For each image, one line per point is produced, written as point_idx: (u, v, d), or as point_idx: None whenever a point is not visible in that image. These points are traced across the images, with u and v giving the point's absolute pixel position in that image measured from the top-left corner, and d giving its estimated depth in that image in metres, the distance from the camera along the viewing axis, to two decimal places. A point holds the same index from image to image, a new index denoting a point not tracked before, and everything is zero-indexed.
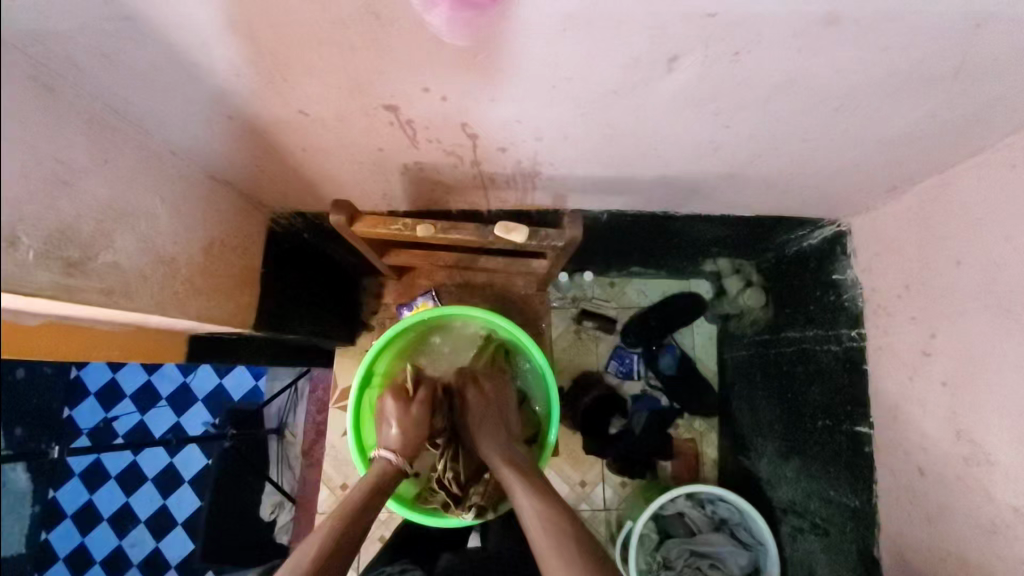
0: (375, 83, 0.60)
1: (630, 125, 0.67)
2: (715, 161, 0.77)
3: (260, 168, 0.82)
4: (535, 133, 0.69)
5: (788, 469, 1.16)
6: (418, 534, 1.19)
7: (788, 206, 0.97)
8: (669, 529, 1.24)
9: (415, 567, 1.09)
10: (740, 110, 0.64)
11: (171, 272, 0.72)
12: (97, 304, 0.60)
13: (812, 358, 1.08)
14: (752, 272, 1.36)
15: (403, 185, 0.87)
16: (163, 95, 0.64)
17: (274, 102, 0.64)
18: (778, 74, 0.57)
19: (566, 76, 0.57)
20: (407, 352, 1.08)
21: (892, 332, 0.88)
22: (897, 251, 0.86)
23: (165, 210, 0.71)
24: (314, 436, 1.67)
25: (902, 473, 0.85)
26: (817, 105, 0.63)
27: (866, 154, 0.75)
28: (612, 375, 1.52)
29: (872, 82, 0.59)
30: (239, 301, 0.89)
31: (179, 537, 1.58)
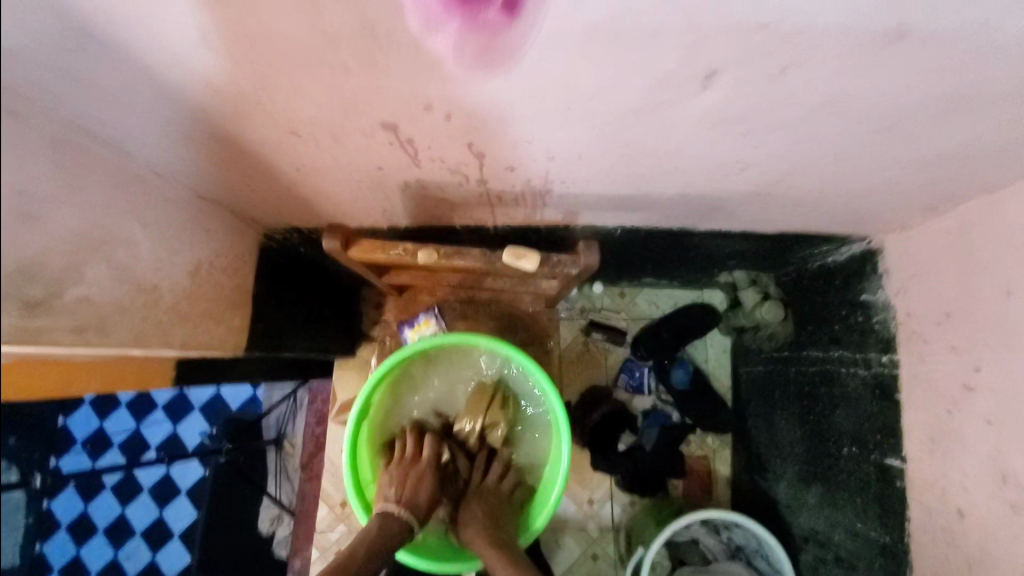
0: (371, 102, 0.54)
1: (652, 145, 0.61)
2: (742, 181, 0.71)
3: (250, 186, 0.77)
4: (547, 153, 0.64)
5: (810, 495, 1.10)
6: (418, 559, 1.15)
7: (817, 223, 0.90)
8: (683, 556, 1.19)
9: None
10: (774, 130, 0.57)
11: (152, 302, 0.66)
12: (66, 345, 0.54)
13: (837, 381, 1.02)
14: (769, 284, 1.29)
15: (403, 202, 0.81)
16: (138, 114, 0.58)
17: (261, 121, 0.59)
18: (823, 92, 0.50)
19: (585, 95, 0.51)
20: (406, 383, 1.02)
21: (929, 361, 0.81)
22: (937, 275, 0.80)
23: (145, 235, 0.65)
24: (314, 448, 1.54)
25: (939, 514, 0.79)
26: (862, 124, 0.57)
27: (909, 174, 0.69)
28: (622, 389, 1.46)
29: (929, 101, 0.52)
30: (229, 325, 0.83)
31: (176, 549, 1.56)
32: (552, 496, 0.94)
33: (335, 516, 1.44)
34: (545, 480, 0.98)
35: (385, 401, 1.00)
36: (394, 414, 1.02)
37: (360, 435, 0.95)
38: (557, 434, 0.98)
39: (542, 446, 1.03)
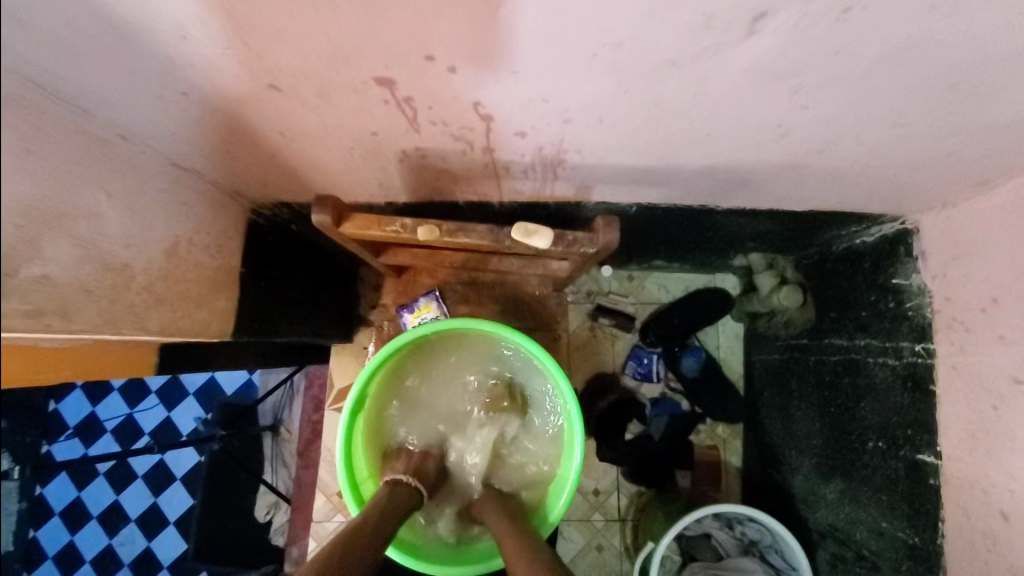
0: (363, 50, 0.46)
1: (682, 106, 0.54)
2: (779, 149, 0.64)
3: (232, 155, 0.69)
4: (562, 116, 0.56)
5: (829, 490, 1.05)
6: None
7: (851, 200, 0.83)
8: (694, 551, 1.14)
9: None
10: (826, 88, 0.50)
11: (123, 282, 0.60)
12: (21, 330, 0.48)
13: (863, 372, 0.96)
14: (787, 267, 1.23)
15: (402, 173, 0.74)
16: (94, 64, 0.50)
17: (239, 74, 0.51)
18: (893, 39, 0.43)
19: (614, 41, 0.44)
20: (403, 372, 0.95)
21: (973, 351, 0.75)
22: (984, 258, 0.73)
23: (114, 207, 0.59)
24: (309, 436, 1.57)
25: (981, 516, 0.74)
26: (928, 82, 0.49)
27: (965, 143, 0.62)
28: (629, 377, 1.39)
29: (1013, 54, 0.45)
30: (213, 308, 0.76)
31: (172, 535, 1.47)
32: (561, 501, 0.86)
33: None
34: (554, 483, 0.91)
35: (383, 388, 0.93)
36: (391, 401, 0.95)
37: (355, 421, 0.89)
38: (568, 432, 0.91)
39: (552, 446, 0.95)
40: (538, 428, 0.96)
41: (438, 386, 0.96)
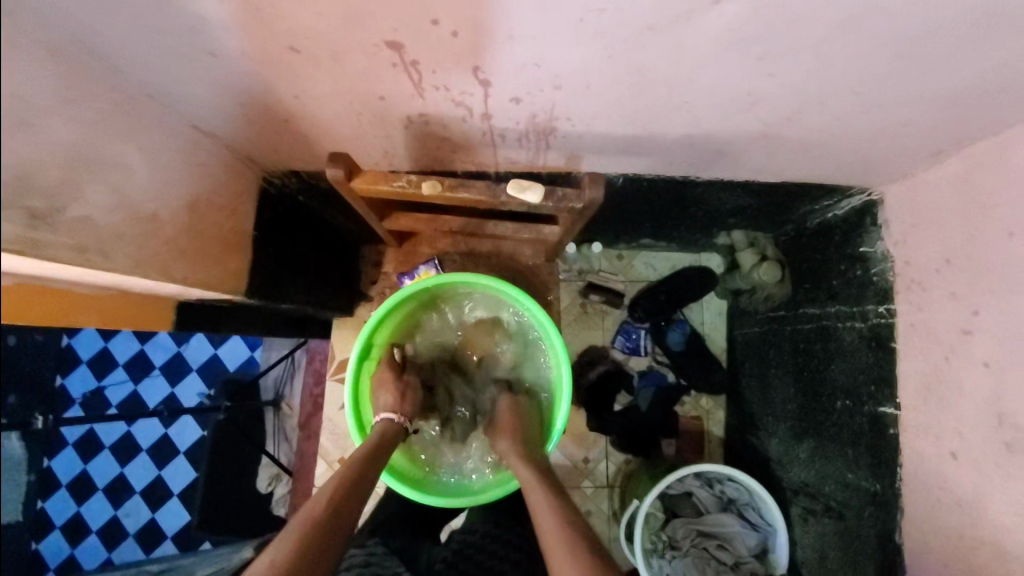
0: (376, 14, 0.52)
1: (660, 72, 0.60)
2: (752, 117, 0.70)
3: (248, 118, 0.75)
4: (553, 81, 0.63)
5: (801, 450, 1.12)
6: (416, 512, 1.17)
7: (821, 171, 0.90)
8: (675, 508, 1.21)
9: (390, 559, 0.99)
10: (787, 55, 0.57)
11: (152, 230, 0.65)
12: (65, 261, 0.53)
13: (833, 336, 1.03)
14: (767, 245, 1.28)
15: (405, 141, 0.79)
16: (133, 27, 0.55)
17: (265, 35, 0.57)
18: (841, 6, 0.49)
19: (597, 8, 0.50)
20: (405, 324, 1.01)
21: (927, 308, 0.82)
22: (938, 222, 0.80)
23: (144, 161, 0.64)
24: (311, 410, 1.56)
25: (933, 458, 0.80)
26: (876, 48, 0.56)
27: (918, 111, 0.68)
28: (618, 350, 1.46)
29: (942, 21, 0.51)
30: (228, 266, 0.82)
31: (174, 506, 1.61)
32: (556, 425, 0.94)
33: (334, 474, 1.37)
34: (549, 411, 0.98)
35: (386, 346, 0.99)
36: None
37: (359, 378, 0.94)
38: (556, 361, 0.97)
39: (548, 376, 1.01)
40: (529, 362, 1.02)
41: (436, 335, 1.05)
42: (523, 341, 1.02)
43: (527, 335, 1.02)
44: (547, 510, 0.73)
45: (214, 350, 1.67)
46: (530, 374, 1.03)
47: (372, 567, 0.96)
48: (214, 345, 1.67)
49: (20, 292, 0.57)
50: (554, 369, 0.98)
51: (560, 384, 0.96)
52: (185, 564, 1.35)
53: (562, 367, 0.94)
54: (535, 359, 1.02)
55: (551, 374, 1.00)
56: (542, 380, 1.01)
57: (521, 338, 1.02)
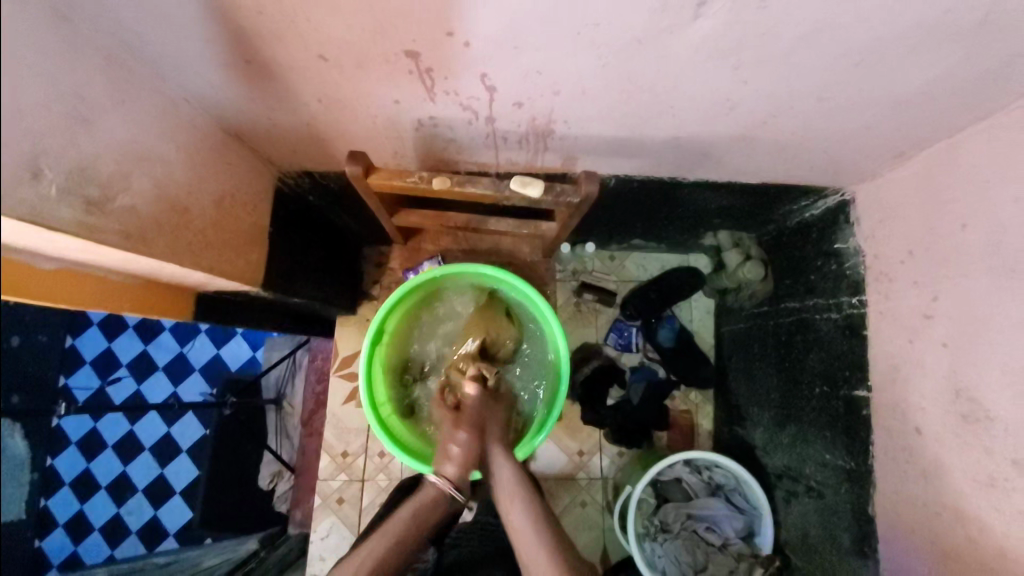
0: (397, 27, 0.59)
1: (648, 81, 0.68)
2: (730, 122, 0.78)
3: (271, 121, 0.81)
4: (552, 87, 0.70)
5: (784, 436, 1.19)
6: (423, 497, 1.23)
7: (796, 173, 0.97)
8: (666, 493, 1.27)
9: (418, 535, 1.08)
10: (759, 65, 0.64)
11: (185, 221, 0.71)
12: (116, 247, 0.59)
13: (811, 327, 1.11)
14: (751, 246, 1.36)
15: (415, 142, 0.86)
16: (179, 39, 0.62)
17: (294, 45, 0.63)
18: (803, 22, 0.57)
19: (593, 23, 0.57)
20: (413, 312, 1.07)
21: (894, 297, 0.89)
22: (900, 218, 0.88)
23: (179, 157, 0.70)
24: (313, 406, 1.54)
25: (900, 434, 0.87)
26: (838, 58, 0.63)
27: (879, 115, 0.76)
28: (611, 347, 1.52)
29: (892, 36, 0.59)
30: (249, 259, 0.87)
31: (177, 503, 1.63)
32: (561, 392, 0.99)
33: (336, 466, 1.39)
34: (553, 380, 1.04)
35: (395, 333, 1.05)
36: (402, 344, 1.08)
37: (372, 361, 1.00)
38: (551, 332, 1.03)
39: (547, 358, 1.07)
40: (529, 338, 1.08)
41: (441, 325, 1.10)
42: (524, 318, 1.08)
43: (523, 314, 1.08)
44: (529, 535, 0.81)
45: (216, 350, 1.72)
46: (528, 356, 1.09)
47: None
48: (216, 346, 1.72)
49: (59, 279, 0.63)
50: (550, 342, 1.04)
51: (562, 355, 1.01)
52: (192, 556, 1.36)
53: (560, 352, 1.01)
54: (533, 343, 1.09)
55: (549, 346, 1.06)
56: (540, 361, 1.08)
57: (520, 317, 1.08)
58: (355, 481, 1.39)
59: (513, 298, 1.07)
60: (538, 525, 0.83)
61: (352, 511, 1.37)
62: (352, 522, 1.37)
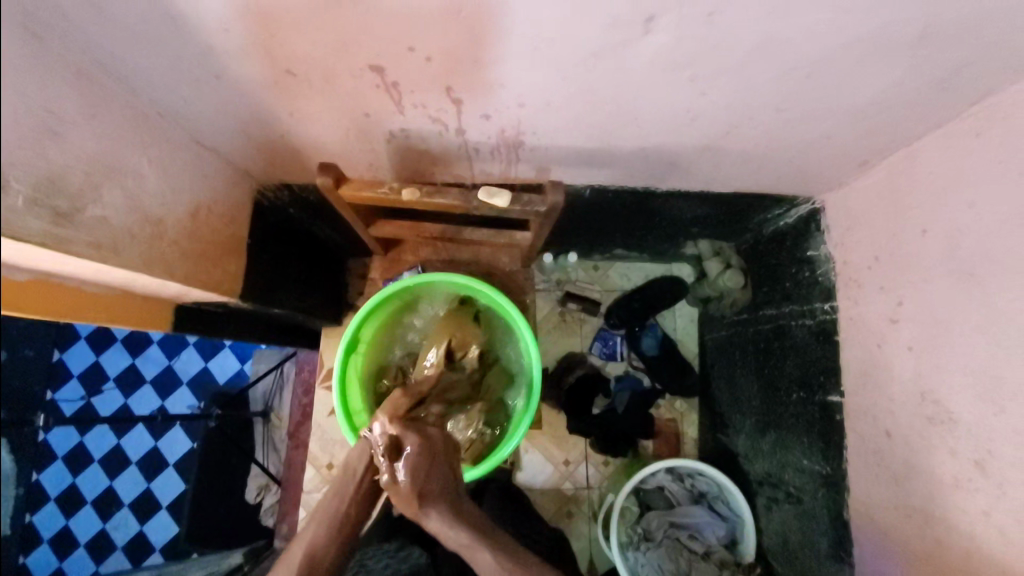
0: (361, 42, 0.61)
1: (609, 92, 0.70)
2: (694, 132, 0.80)
3: (247, 133, 0.83)
4: (517, 99, 0.71)
5: (764, 442, 1.19)
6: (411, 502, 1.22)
7: (766, 181, 0.99)
8: (649, 501, 1.27)
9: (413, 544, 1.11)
10: (715, 76, 0.66)
11: (159, 232, 0.72)
12: (86, 257, 0.60)
13: (787, 334, 1.12)
14: (731, 255, 1.37)
15: (389, 154, 0.88)
16: (149, 53, 0.64)
17: (263, 60, 0.65)
18: (750, 36, 0.59)
19: (548, 37, 0.59)
20: (392, 321, 1.10)
21: (863, 303, 0.90)
22: (866, 226, 0.90)
23: (152, 170, 0.71)
24: (299, 418, 1.57)
25: (872, 438, 0.88)
26: (789, 70, 0.65)
27: (838, 125, 0.78)
28: (595, 356, 1.52)
29: (838, 49, 0.61)
30: (226, 269, 0.88)
31: (164, 518, 1.57)
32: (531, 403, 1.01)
33: (321, 478, 1.39)
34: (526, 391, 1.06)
35: (372, 341, 1.08)
36: (378, 353, 1.10)
37: (347, 370, 1.03)
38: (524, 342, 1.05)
39: (520, 362, 1.10)
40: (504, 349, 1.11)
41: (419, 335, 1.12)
42: (500, 330, 1.10)
43: (498, 326, 1.10)
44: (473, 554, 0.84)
45: (204, 363, 1.70)
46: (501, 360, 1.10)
47: (391, 551, 1.08)
48: (204, 359, 1.70)
49: (33, 290, 0.62)
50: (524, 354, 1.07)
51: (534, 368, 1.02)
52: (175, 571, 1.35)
53: (531, 355, 1.04)
54: (507, 350, 1.11)
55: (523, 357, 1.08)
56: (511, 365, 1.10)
57: (496, 329, 1.11)
58: None
59: (488, 310, 1.10)
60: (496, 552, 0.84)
61: None
62: None
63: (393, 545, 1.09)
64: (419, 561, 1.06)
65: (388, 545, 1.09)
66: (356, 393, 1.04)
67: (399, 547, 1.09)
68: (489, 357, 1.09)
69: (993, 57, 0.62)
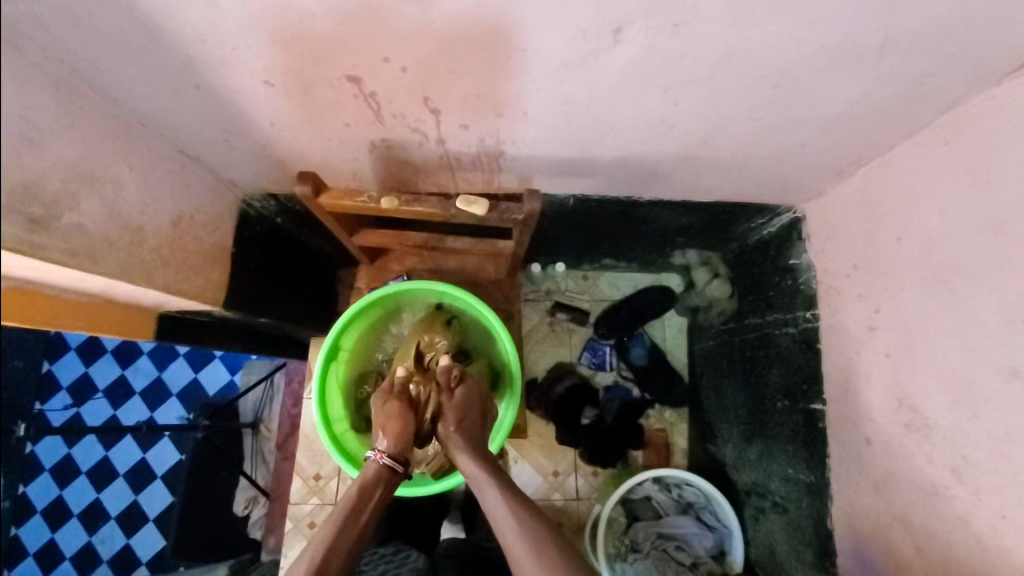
0: (337, 53, 0.62)
1: (585, 101, 0.71)
2: (671, 141, 0.81)
3: (230, 143, 0.84)
4: (494, 109, 0.73)
5: (751, 452, 1.19)
6: (405, 511, 1.22)
7: (746, 191, 1.00)
8: (637, 512, 1.26)
9: (410, 549, 1.09)
10: (686, 87, 0.68)
11: (139, 241, 0.72)
12: (62, 264, 0.60)
13: (772, 342, 1.12)
14: (719, 264, 1.37)
15: (371, 163, 0.89)
16: (129, 63, 0.65)
17: (242, 70, 0.66)
18: (717, 47, 0.60)
19: (521, 48, 0.60)
20: (373, 330, 1.11)
21: (843, 310, 0.91)
22: (844, 234, 0.91)
23: (132, 178, 0.72)
24: (287, 431, 1.54)
25: (853, 445, 0.88)
26: (758, 81, 0.66)
27: (811, 135, 0.79)
28: (584, 366, 1.52)
29: (804, 58, 0.62)
30: (207, 277, 0.89)
31: (151, 531, 1.51)
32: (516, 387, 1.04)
33: (308, 489, 1.38)
34: (507, 378, 1.08)
35: (352, 350, 1.09)
36: (359, 360, 1.11)
37: (327, 379, 1.04)
38: (498, 334, 1.08)
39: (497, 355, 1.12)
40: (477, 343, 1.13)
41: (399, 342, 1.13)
42: (473, 326, 1.13)
43: (471, 324, 1.13)
44: (504, 510, 0.80)
45: (194, 374, 1.63)
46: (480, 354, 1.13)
47: (387, 555, 1.05)
48: (194, 370, 1.63)
49: (8, 295, 0.57)
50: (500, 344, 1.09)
51: (512, 355, 1.04)
52: None
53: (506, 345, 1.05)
54: (481, 345, 1.13)
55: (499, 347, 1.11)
56: (490, 356, 1.12)
57: (470, 328, 1.13)
58: (327, 505, 1.38)
59: (460, 311, 1.12)
60: (516, 515, 0.79)
61: None
62: None
63: (388, 549, 1.07)
64: (417, 565, 1.02)
65: (383, 549, 1.08)
66: (336, 405, 1.05)
67: (395, 552, 1.06)
68: (466, 352, 1.11)
69: (954, 66, 0.63)
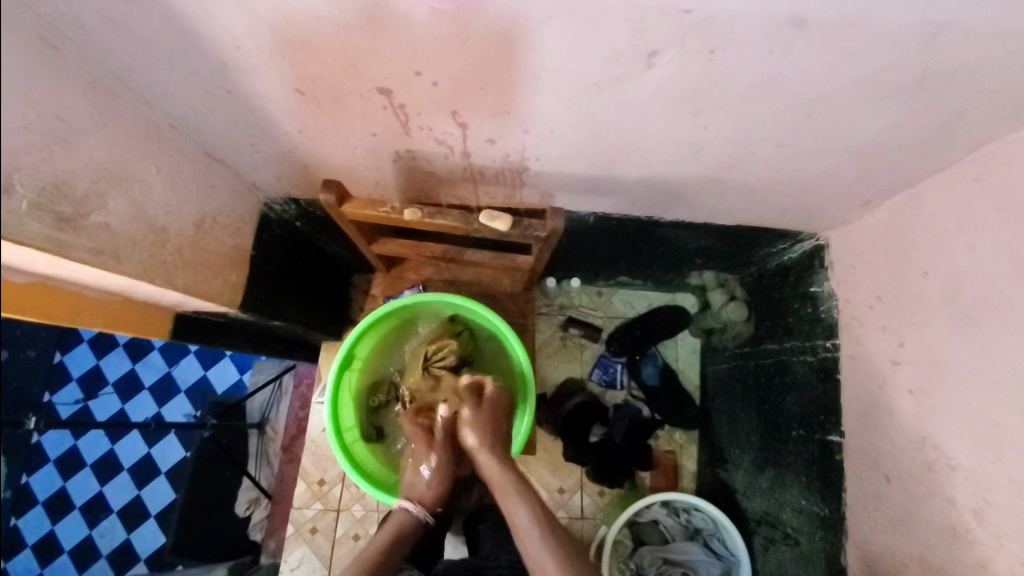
0: (371, 67, 0.63)
1: (612, 122, 0.70)
2: (698, 163, 0.80)
3: (256, 147, 0.84)
4: (521, 126, 0.72)
5: (763, 480, 1.17)
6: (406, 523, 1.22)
7: (770, 215, 0.99)
8: (643, 536, 1.24)
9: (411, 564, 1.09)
10: (717, 111, 0.67)
11: (161, 241, 0.73)
12: (88, 263, 0.60)
13: (789, 369, 1.10)
14: (736, 286, 1.36)
15: (395, 173, 0.89)
16: (163, 66, 0.65)
17: (276, 78, 0.67)
18: (754, 73, 0.60)
19: (552, 68, 0.60)
20: (386, 340, 1.11)
21: (865, 342, 0.89)
22: (869, 265, 0.89)
23: (159, 179, 0.73)
24: (293, 433, 1.59)
25: (870, 481, 0.86)
26: (789, 109, 0.66)
27: (839, 164, 0.78)
28: (595, 383, 1.50)
29: (839, 87, 0.62)
30: (227, 279, 0.89)
31: (150, 530, 1.44)
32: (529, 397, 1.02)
33: (312, 494, 1.38)
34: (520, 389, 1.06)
35: (366, 359, 1.09)
36: (372, 370, 1.12)
37: (340, 387, 1.04)
38: (510, 344, 1.07)
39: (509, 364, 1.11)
40: (490, 353, 1.12)
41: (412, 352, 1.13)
42: (484, 336, 1.12)
43: (483, 334, 1.12)
44: None
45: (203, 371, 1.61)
46: (490, 362, 1.12)
47: None
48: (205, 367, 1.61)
49: (35, 292, 0.60)
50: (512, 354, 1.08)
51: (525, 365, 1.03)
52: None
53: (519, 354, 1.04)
54: (494, 355, 1.12)
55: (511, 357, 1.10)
56: (501, 365, 1.12)
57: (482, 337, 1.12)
58: (330, 511, 1.37)
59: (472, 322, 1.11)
60: None
61: (325, 542, 1.35)
62: (324, 554, 1.34)
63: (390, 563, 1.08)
64: None
65: None
66: (351, 418, 1.05)
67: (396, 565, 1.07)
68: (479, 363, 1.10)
69: (989, 103, 0.62)
